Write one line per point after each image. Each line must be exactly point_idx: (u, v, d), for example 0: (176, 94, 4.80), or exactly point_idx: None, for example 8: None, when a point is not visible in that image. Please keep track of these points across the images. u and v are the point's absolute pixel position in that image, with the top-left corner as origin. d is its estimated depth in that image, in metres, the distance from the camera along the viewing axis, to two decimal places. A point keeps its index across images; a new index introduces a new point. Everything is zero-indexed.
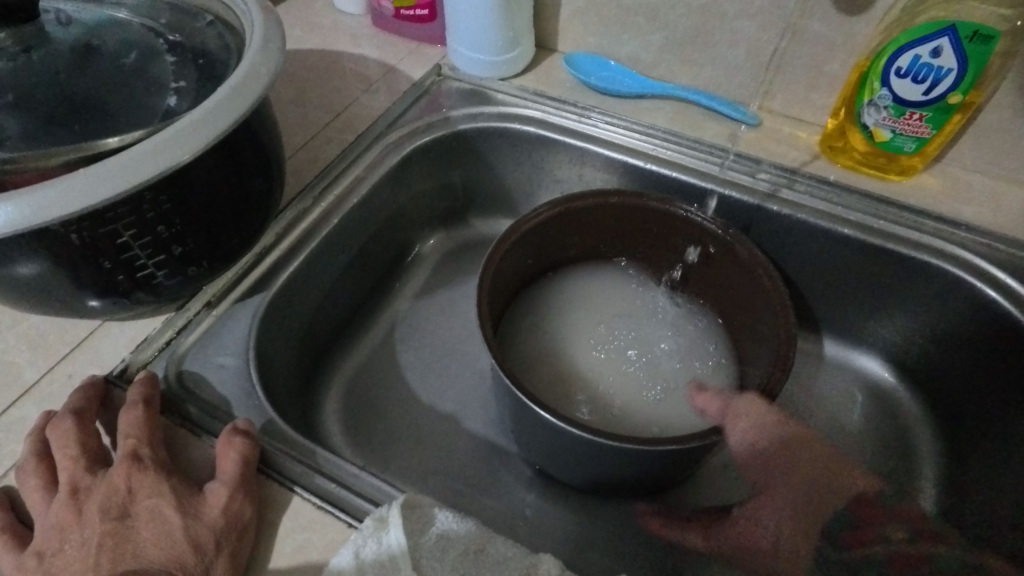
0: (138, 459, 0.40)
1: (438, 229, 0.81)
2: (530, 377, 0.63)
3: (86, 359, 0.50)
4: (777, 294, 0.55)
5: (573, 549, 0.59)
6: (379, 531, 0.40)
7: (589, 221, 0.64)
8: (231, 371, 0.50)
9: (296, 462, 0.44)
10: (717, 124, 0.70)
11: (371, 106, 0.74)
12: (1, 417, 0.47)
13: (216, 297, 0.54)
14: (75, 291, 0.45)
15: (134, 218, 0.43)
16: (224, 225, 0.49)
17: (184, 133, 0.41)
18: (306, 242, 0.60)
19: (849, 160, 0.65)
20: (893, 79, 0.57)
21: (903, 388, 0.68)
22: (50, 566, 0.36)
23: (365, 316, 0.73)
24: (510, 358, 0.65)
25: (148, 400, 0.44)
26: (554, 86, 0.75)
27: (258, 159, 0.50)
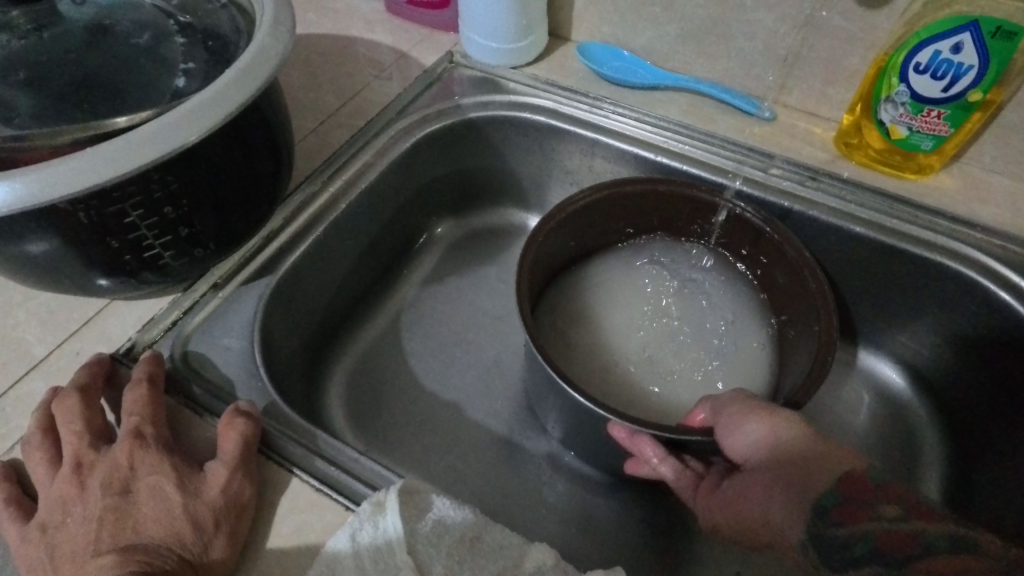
0: (141, 436, 0.40)
1: (447, 216, 0.80)
2: (571, 356, 0.63)
3: (94, 337, 0.51)
4: (820, 293, 0.54)
5: (572, 539, 0.59)
6: (376, 515, 0.40)
7: (631, 207, 0.64)
8: (236, 353, 0.51)
9: (296, 444, 0.45)
10: (731, 117, 0.69)
11: (382, 91, 0.74)
12: (10, 391, 0.47)
13: (222, 279, 0.55)
14: (83, 269, 0.46)
15: (142, 198, 0.43)
16: (232, 207, 0.50)
17: (193, 113, 0.41)
18: (314, 226, 0.60)
19: (864, 157, 0.64)
20: (912, 75, 0.56)
21: (912, 390, 0.68)
22: (53, 539, 0.37)
23: (371, 302, 0.73)
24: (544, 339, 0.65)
25: (152, 378, 0.45)
26: (567, 75, 0.74)
27: (267, 141, 0.50)
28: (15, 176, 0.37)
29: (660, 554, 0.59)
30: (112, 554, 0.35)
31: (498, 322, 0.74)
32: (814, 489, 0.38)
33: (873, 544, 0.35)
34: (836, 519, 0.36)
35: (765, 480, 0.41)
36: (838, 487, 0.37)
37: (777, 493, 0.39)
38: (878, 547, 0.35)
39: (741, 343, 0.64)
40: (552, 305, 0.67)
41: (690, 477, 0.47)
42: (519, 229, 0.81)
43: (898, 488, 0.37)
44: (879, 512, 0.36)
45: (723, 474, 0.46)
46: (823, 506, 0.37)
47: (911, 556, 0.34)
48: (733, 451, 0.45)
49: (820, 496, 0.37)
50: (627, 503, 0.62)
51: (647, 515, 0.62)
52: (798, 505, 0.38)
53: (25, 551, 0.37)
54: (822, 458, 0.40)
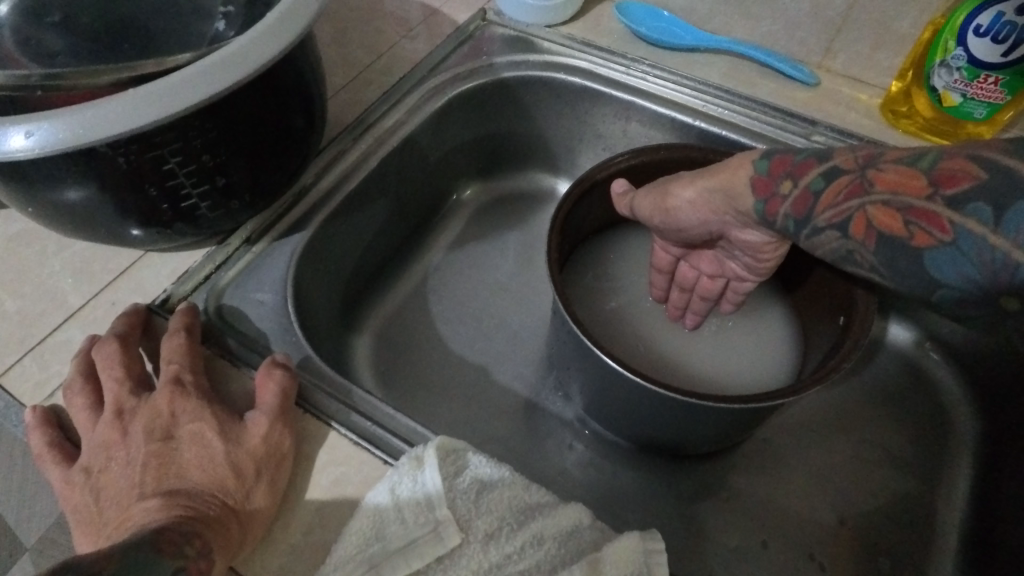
0: (181, 384, 0.40)
1: (476, 179, 0.79)
2: (594, 328, 0.62)
3: (129, 287, 0.51)
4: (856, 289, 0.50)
5: (601, 503, 0.60)
6: (415, 469, 0.40)
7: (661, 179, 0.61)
8: (269, 307, 0.50)
9: (332, 399, 0.44)
10: (773, 82, 0.67)
11: (413, 49, 0.72)
12: (48, 338, 0.47)
13: (254, 234, 0.54)
14: (119, 217, 0.45)
15: (180, 145, 0.42)
16: (266, 159, 0.49)
17: (235, 57, 0.40)
18: (343, 185, 0.60)
19: (911, 125, 0.62)
20: (971, 38, 0.53)
21: (942, 366, 0.66)
22: (97, 482, 0.37)
23: (399, 263, 0.73)
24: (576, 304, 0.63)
25: (189, 328, 0.45)
26: (603, 34, 0.72)
27: (302, 93, 0.49)
28: (59, 115, 0.37)
29: (685, 520, 0.60)
30: (156, 497, 0.35)
31: (525, 288, 0.73)
32: (757, 205, 0.41)
33: (790, 215, 0.38)
34: (786, 194, 0.39)
35: (693, 229, 0.48)
36: (752, 175, 0.41)
37: (697, 184, 0.45)
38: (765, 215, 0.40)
39: (762, 325, 0.62)
40: (576, 280, 0.65)
41: (735, 280, 0.54)
42: (549, 193, 0.80)
43: (781, 162, 0.40)
44: (783, 190, 0.39)
45: (725, 282, 0.54)
46: (760, 215, 0.41)
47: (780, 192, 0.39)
48: (704, 283, 0.55)
49: (762, 207, 0.40)
50: (653, 470, 0.62)
51: (673, 483, 0.62)
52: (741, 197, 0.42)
53: (71, 494, 0.37)
54: (679, 215, 0.47)
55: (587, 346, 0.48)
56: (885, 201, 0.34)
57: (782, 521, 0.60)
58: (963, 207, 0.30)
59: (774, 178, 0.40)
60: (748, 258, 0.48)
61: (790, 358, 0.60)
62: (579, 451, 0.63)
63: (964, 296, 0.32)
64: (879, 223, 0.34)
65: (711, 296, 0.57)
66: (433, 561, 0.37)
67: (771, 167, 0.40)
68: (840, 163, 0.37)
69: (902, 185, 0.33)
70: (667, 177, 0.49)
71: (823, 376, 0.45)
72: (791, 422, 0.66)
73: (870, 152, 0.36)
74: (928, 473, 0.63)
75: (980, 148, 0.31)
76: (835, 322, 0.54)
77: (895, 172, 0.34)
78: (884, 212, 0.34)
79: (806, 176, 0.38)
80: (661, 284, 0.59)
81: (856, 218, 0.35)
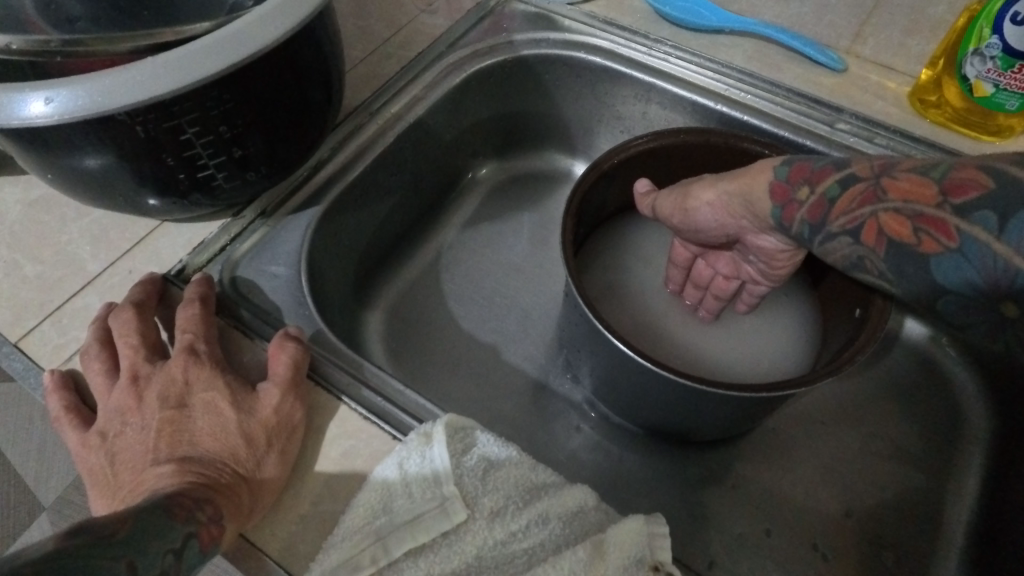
0: (195, 353, 0.41)
1: (492, 158, 0.79)
2: (605, 310, 0.62)
3: (146, 256, 0.51)
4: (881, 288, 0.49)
5: (607, 485, 0.60)
6: (423, 445, 0.40)
7: (680, 165, 0.61)
8: (283, 280, 0.51)
9: (343, 373, 0.45)
10: (799, 67, 0.65)
11: (432, 24, 0.71)
12: (66, 304, 0.48)
13: (270, 207, 0.54)
14: (137, 186, 0.46)
15: (198, 114, 0.42)
16: (283, 131, 0.49)
17: (254, 26, 0.40)
18: (360, 160, 0.59)
19: (940, 115, 0.60)
20: (1007, 26, 0.52)
21: (957, 363, 0.66)
22: (113, 446, 0.38)
23: (412, 241, 0.73)
24: (589, 286, 0.63)
25: (204, 298, 0.45)
26: (626, 14, 0.71)
27: (321, 67, 0.49)
28: (78, 82, 0.37)
29: (689, 505, 0.60)
30: (169, 463, 0.36)
31: (538, 269, 0.73)
32: (775, 209, 0.40)
33: (808, 221, 0.38)
34: (805, 201, 0.38)
35: (710, 231, 0.47)
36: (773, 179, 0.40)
37: (719, 185, 0.45)
38: (782, 220, 0.40)
39: (777, 313, 0.61)
40: (591, 263, 0.64)
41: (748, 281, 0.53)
42: (564, 175, 0.80)
43: (801, 168, 0.39)
44: (800, 197, 0.38)
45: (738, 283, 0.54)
46: (776, 221, 0.40)
47: (797, 199, 0.39)
48: (718, 283, 0.55)
49: (779, 211, 0.40)
50: (660, 455, 0.62)
51: (680, 469, 0.62)
52: (759, 204, 0.41)
53: (87, 457, 0.38)
54: (697, 215, 0.47)
55: (598, 329, 0.48)
56: (896, 208, 0.33)
57: (786, 510, 0.60)
58: (969, 215, 0.30)
59: (792, 185, 0.39)
60: (762, 263, 0.48)
61: (806, 350, 0.59)
62: (586, 433, 0.64)
63: (974, 300, 0.31)
64: (889, 230, 0.33)
65: (724, 296, 0.56)
66: (438, 535, 0.37)
67: (790, 174, 0.39)
68: (857, 170, 0.36)
69: (913, 194, 0.33)
70: (690, 179, 0.48)
71: (836, 368, 0.44)
72: (801, 412, 0.66)
73: (886, 162, 0.35)
74: (937, 467, 0.62)
75: (992, 159, 0.31)
76: (852, 315, 0.53)
77: (908, 181, 0.33)
78: (894, 219, 0.33)
79: (823, 183, 0.37)
80: (677, 278, 0.59)
81: (868, 225, 0.35)
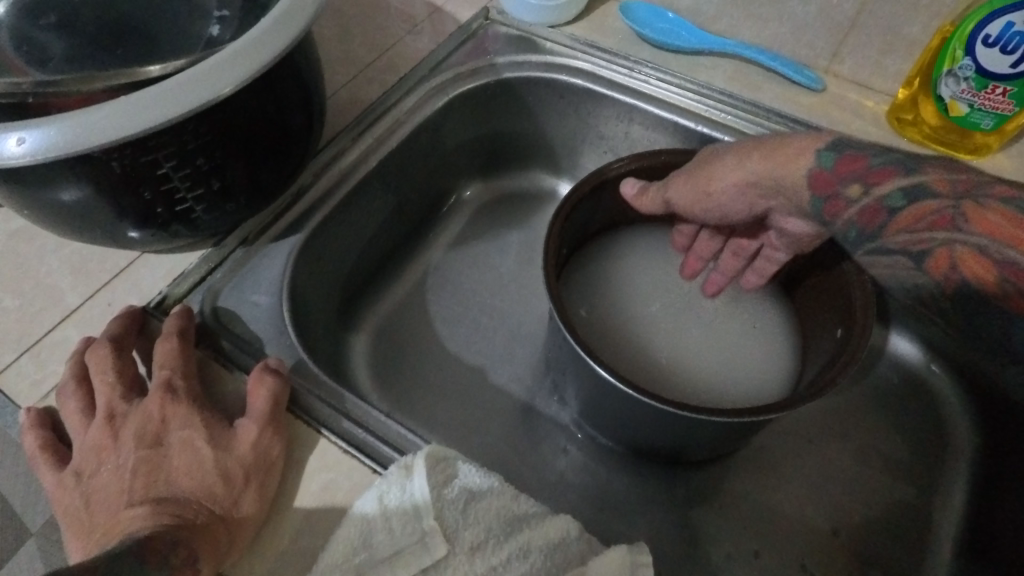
0: (172, 390, 0.41)
1: (477, 178, 0.79)
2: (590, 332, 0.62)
3: (125, 288, 0.51)
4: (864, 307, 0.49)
5: (594, 509, 0.60)
6: (403, 478, 0.40)
7: None
8: (265, 309, 0.50)
9: (325, 404, 0.45)
10: (778, 87, 0.66)
11: (416, 46, 0.71)
12: (44, 337, 0.48)
13: (251, 235, 0.54)
14: (116, 219, 0.45)
15: (175, 149, 0.42)
16: (264, 160, 0.49)
17: (230, 61, 0.40)
18: (342, 185, 0.59)
19: (917, 134, 0.61)
20: (979, 48, 0.52)
21: (942, 377, 0.66)
22: (88, 486, 0.37)
23: (398, 262, 0.73)
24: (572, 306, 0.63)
25: (182, 332, 0.45)
26: (607, 35, 0.71)
27: (301, 93, 0.49)
28: (52, 122, 0.37)
29: (677, 526, 0.60)
30: (145, 505, 0.35)
31: (524, 289, 0.73)
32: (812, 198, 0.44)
33: (858, 227, 0.43)
34: (871, 186, 0.42)
35: (735, 211, 0.49)
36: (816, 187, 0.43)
37: (754, 160, 0.45)
38: (826, 209, 0.44)
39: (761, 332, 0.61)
40: (572, 286, 0.64)
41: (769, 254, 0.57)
42: (549, 194, 0.80)
43: (849, 160, 0.42)
44: (850, 193, 0.42)
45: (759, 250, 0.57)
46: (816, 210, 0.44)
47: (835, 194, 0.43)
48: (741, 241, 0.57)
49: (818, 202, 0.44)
50: (648, 475, 0.62)
51: (667, 489, 0.62)
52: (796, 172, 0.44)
53: (62, 497, 0.38)
54: (719, 197, 0.48)
55: (581, 355, 0.48)
56: (981, 245, 0.39)
57: (775, 528, 0.60)
58: None
59: (839, 176, 0.42)
60: (789, 239, 0.52)
61: (789, 368, 0.59)
62: (573, 455, 0.63)
63: None
64: (964, 267, 0.40)
65: (744, 256, 0.58)
66: (419, 572, 0.37)
67: (837, 165, 0.42)
68: (929, 182, 0.40)
69: (1007, 235, 0.37)
70: (703, 161, 0.49)
71: (818, 390, 0.45)
72: (789, 428, 0.66)
73: (968, 180, 0.39)
74: (923, 482, 0.63)
75: None
76: (834, 332, 0.53)
77: (1000, 217, 0.38)
78: (970, 256, 0.39)
79: (882, 186, 0.41)
80: (689, 230, 0.61)
81: (939, 253, 0.41)
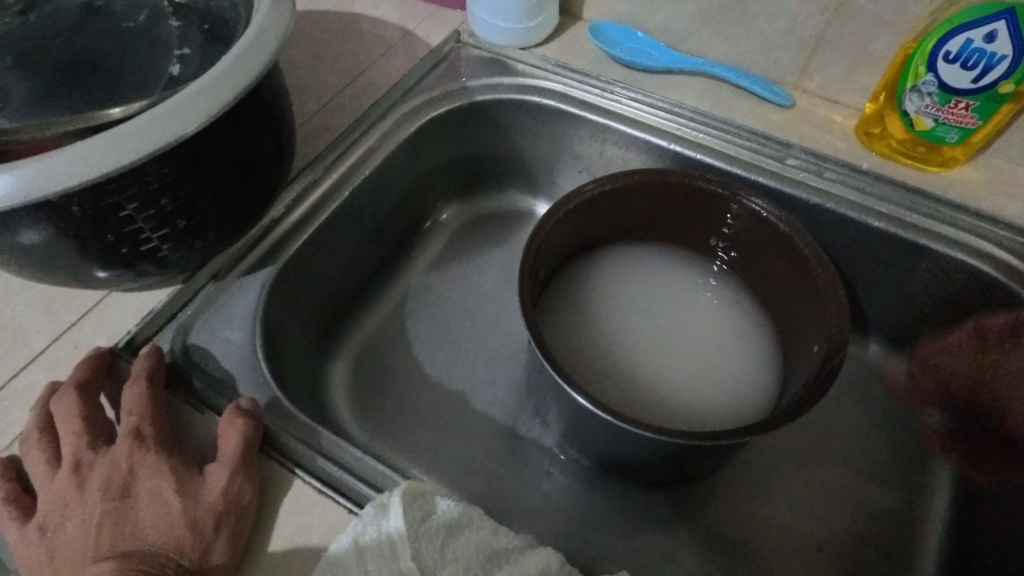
0: (140, 438, 0.40)
1: (454, 200, 0.79)
2: (569, 352, 0.61)
3: (93, 328, 0.50)
4: (840, 323, 0.50)
5: (578, 533, 0.59)
6: (379, 517, 0.39)
7: (637, 203, 0.61)
8: (237, 345, 0.50)
9: (299, 443, 0.44)
10: (748, 104, 0.67)
11: (388, 71, 0.71)
12: (8, 382, 0.47)
13: (222, 269, 0.53)
14: (80, 261, 0.45)
15: (137, 191, 0.41)
16: (232, 196, 0.48)
17: (192, 100, 0.39)
18: (314, 216, 0.59)
19: (886, 147, 0.62)
20: (941, 64, 0.53)
21: (921, 387, 0.66)
22: (52, 541, 0.36)
23: (376, 288, 0.72)
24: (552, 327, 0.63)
25: (151, 375, 0.44)
26: (578, 56, 0.72)
27: (268, 127, 0.49)
28: (7, 169, 0.36)
29: (662, 547, 0.59)
30: (110, 560, 0.34)
31: (503, 311, 0.73)
32: None
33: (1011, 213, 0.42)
34: None
35: None
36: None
37: None
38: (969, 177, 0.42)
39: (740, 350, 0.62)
40: (549, 307, 0.64)
41: None
42: (527, 214, 0.80)
43: None
44: None
45: None
46: None
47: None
48: None
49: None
50: (632, 496, 0.62)
51: (652, 510, 0.61)
52: None
53: (25, 552, 0.36)
54: None
55: (560, 381, 0.48)
56: None
57: (761, 546, 0.60)
58: None
59: None
60: None
61: (768, 385, 0.60)
62: (556, 478, 0.63)
63: None
64: None
65: None
66: None
67: None
68: None
69: None
70: None
71: (797, 410, 0.45)
72: (772, 443, 0.66)
73: None
74: (906, 491, 0.63)
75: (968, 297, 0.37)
76: (812, 349, 0.54)
77: None
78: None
79: None
80: None
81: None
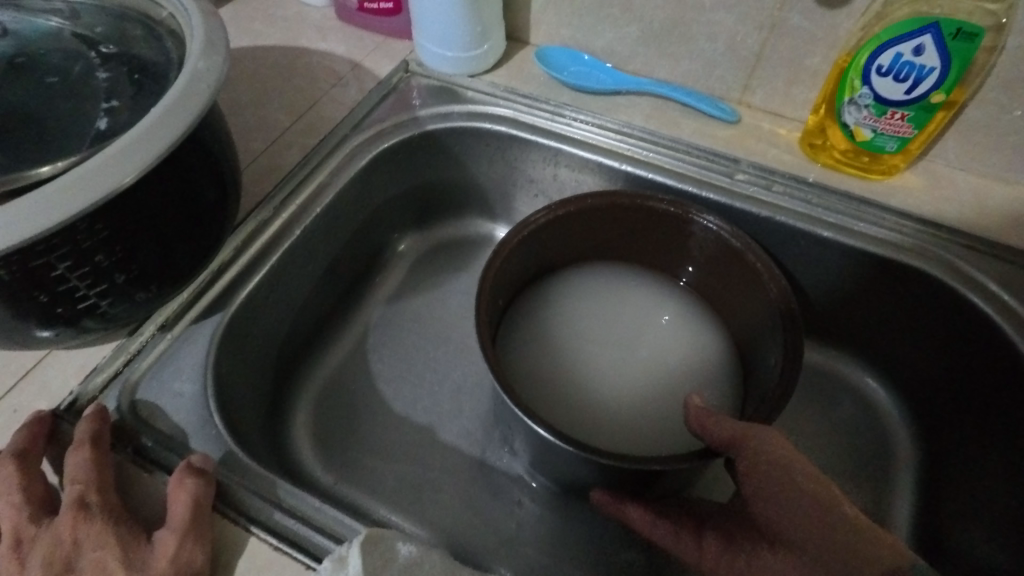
0: (85, 507, 0.38)
1: (412, 229, 0.78)
2: (533, 375, 0.61)
3: (34, 390, 0.48)
4: (795, 338, 0.51)
5: (552, 562, 0.59)
6: (338, 571, 0.38)
7: (592, 223, 0.61)
8: (188, 399, 0.48)
9: (253, 497, 0.43)
10: (695, 121, 0.68)
11: (336, 105, 0.71)
12: None
13: (170, 319, 0.52)
14: (14, 323, 0.43)
15: (70, 249, 0.40)
16: (174, 245, 0.47)
17: (127, 153, 0.39)
18: (265, 258, 0.58)
19: (830, 158, 0.63)
20: (874, 78, 0.55)
21: (881, 390, 0.67)
22: None
23: (336, 324, 0.71)
24: (515, 352, 0.63)
25: (96, 438, 0.42)
26: (527, 81, 0.72)
27: (208, 173, 0.48)
28: None
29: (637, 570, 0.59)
30: None
31: (467, 339, 0.72)
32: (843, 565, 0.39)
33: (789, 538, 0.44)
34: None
35: None
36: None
37: None
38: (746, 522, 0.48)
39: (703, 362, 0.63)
40: (511, 333, 0.64)
41: None
42: (487, 239, 0.80)
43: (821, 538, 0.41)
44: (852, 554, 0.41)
45: None
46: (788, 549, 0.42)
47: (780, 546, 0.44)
48: None
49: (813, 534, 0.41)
50: (604, 521, 0.61)
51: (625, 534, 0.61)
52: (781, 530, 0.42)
53: None
54: None
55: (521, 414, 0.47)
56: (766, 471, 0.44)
57: None
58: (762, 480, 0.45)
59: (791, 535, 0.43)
60: None
61: (732, 401, 0.61)
62: (528, 507, 0.62)
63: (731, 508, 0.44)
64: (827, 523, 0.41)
65: None
66: None
67: None
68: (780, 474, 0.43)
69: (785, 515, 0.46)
70: None
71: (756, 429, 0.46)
72: None
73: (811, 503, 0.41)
74: (873, 495, 0.63)
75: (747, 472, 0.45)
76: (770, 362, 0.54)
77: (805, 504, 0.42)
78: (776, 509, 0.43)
79: None
80: None
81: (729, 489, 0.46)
